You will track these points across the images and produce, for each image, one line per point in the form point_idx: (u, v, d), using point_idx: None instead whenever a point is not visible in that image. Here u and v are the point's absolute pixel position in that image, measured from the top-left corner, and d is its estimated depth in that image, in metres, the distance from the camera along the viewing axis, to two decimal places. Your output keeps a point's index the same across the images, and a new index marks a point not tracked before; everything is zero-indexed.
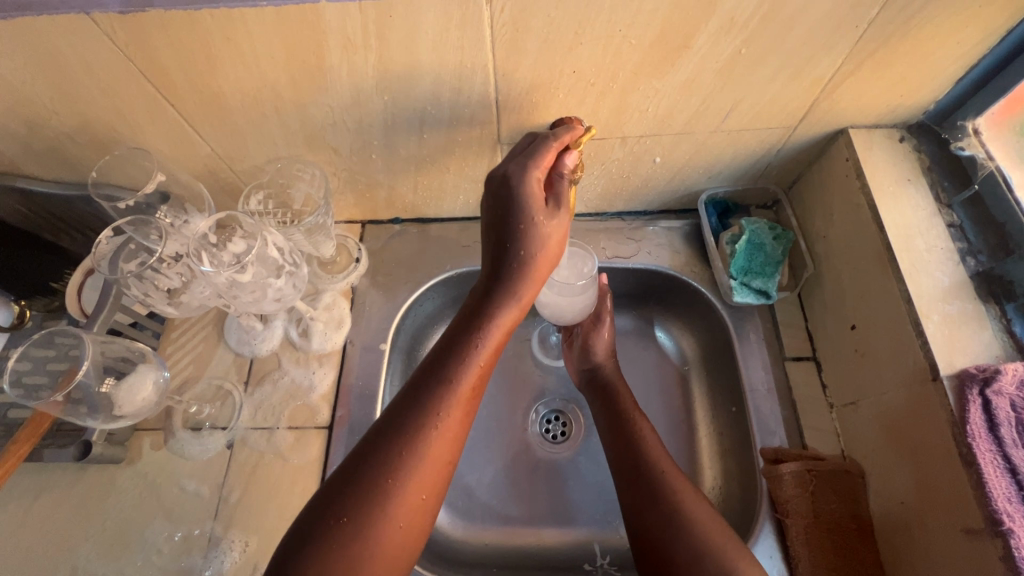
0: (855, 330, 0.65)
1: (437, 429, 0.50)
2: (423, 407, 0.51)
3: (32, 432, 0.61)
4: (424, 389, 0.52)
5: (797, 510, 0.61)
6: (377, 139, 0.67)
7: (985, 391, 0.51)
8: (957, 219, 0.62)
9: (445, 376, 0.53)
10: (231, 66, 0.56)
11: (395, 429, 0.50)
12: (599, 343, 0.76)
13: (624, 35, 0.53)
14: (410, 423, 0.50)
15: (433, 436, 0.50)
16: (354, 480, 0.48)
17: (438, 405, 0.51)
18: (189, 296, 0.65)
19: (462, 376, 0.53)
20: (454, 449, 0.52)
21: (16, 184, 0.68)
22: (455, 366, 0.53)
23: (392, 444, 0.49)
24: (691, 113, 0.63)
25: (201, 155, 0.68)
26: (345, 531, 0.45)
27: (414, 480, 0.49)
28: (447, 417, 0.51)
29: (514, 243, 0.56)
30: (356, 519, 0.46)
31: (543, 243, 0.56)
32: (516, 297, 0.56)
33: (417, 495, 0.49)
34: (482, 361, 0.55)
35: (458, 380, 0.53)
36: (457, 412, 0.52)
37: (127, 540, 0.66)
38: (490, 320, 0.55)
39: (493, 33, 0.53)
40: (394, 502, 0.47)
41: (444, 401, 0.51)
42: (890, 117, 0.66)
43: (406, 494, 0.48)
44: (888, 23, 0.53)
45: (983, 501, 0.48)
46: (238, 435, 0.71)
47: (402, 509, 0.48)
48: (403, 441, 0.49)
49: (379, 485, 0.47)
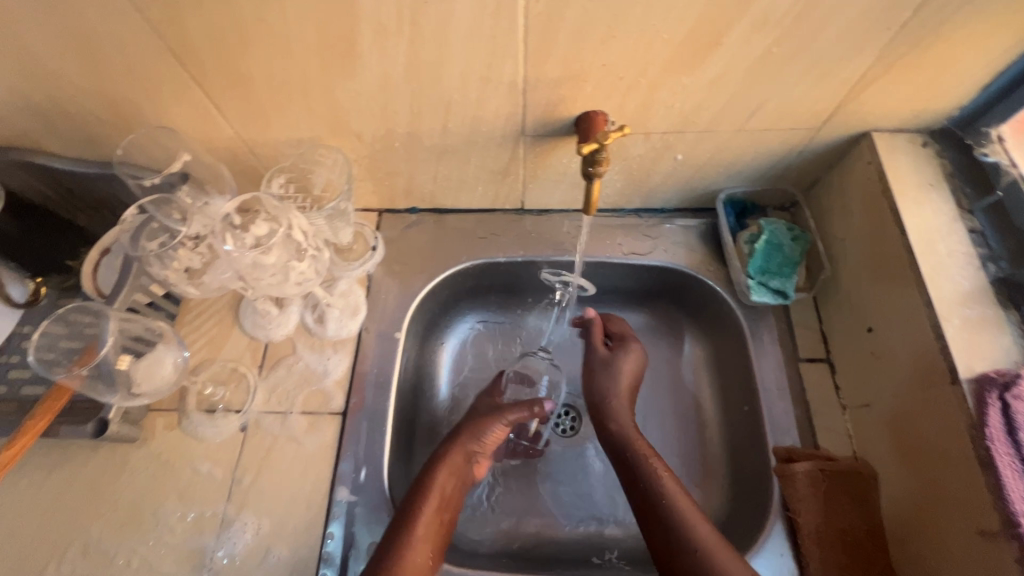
0: (872, 332, 0.66)
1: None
2: (390, 549, 0.59)
3: (48, 407, 0.61)
4: (390, 542, 0.60)
5: (809, 509, 0.62)
6: (401, 127, 0.67)
7: (1005, 396, 0.51)
8: (979, 224, 0.62)
9: (405, 524, 0.61)
10: (263, 49, 0.56)
11: (377, 573, 0.57)
12: (625, 361, 0.75)
13: (657, 30, 0.53)
14: (383, 569, 0.58)
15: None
16: None
17: (405, 548, 0.59)
18: (210, 277, 0.64)
19: (419, 521, 0.61)
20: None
21: (37, 160, 0.67)
22: (411, 510, 0.62)
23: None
24: (718, 111, 0.63)
25: (224, 137, 0.68)
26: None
27: None
28: (411, 559, 0.59)
29: (461, 426, 0.73)
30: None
31: (491, 429, 0.72)
32: (450, 465, 0.68)
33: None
34: (434, 508, 0.63)
35: (418, 524, 0.61)
36: (421, 553, 0.60)
37: (140, 518, 0.66)
38: (433, 482, 0.66)
39: (526, 22, 0.53)
40: None
41: (406, 543, 0.59)
42: (914, 122, 0.66)
43: None
44: (919, 27, 0.53)
45: (1000, 503, 0.49)
46: (251, 418, 0.71)
47: None
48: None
49: None
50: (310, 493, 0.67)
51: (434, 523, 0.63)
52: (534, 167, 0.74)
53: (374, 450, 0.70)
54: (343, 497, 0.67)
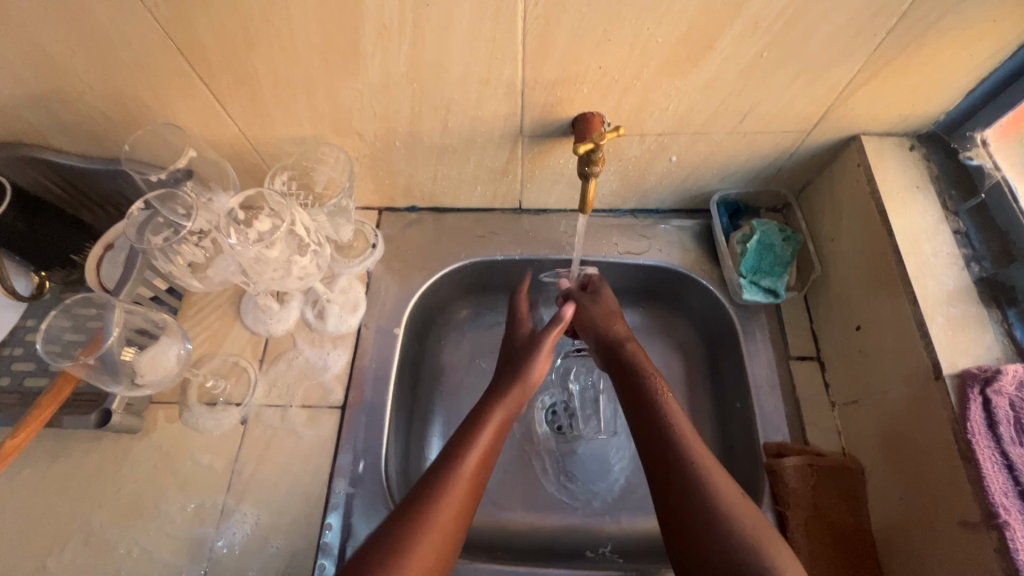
0: (860, 330, 0.67)
1: (444, 502, 0.56)
2: (433, 480, 0.57)
3: (53, 399, 0.62)
4: (435, 469, 0.59)
5: (798, 503, 0.63)
6: (402, 127, 0.68)
7: (986, 390, 0.53)
8: (963, 226, 0.64)
9: (452, 456, 0.60)
10: (268, 48, 0.57)
11: (417, 496, 0.56)
12: (605, 299, 0.78)
13: (651, 33, 0.55)
14: (424, 491, 0.56)
15: (440, 508, 0.55)
16: (374, 544, 0.52)
17: (449, 479, 0.58)
18: (214, 270, 0.67)
19: (468, 454, 0.60)
20: (461, 522, 0.56)
21: (44, 157, 0.69)
22: (463, 441, 0.62)
23: (411, 508, 0.55)
24: (710, 114, 0.65)
25: (228, 135, 0.69)
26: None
27: (427, 543, 0.52)
28: (453, 489, 0.57)
29: (513, 364, 0.74)
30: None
31: (536, 362, 0.73)
32: (509, 398, 0.68)
33: (429, 554, 0.52)
34: (484, 445, 0.62)
35: (466, 455, 0.60)
36: (463, 486, 0.58)
37: (141, 508, 0.67)
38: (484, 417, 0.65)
39: (525, 25, 0.54)
40: (411, 556, 0.51)
41: (450, 476, 0.58)
42: (901, 126, 0.68)
43: (420, 550, 0.52)
44: (905, 33, 0.55)
45: (981, 495, 0.50)
46: (252, 411, 0.72)
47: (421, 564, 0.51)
48: (421, 502, 0.55)
49: (397, 541, 0.52)
50: (309, 485, 0.69)
51: (484, 450, 0.62)
52: (533, 167, 0.75)
53: (373, 442, 0.71)
54: (342, 489, 0.68)
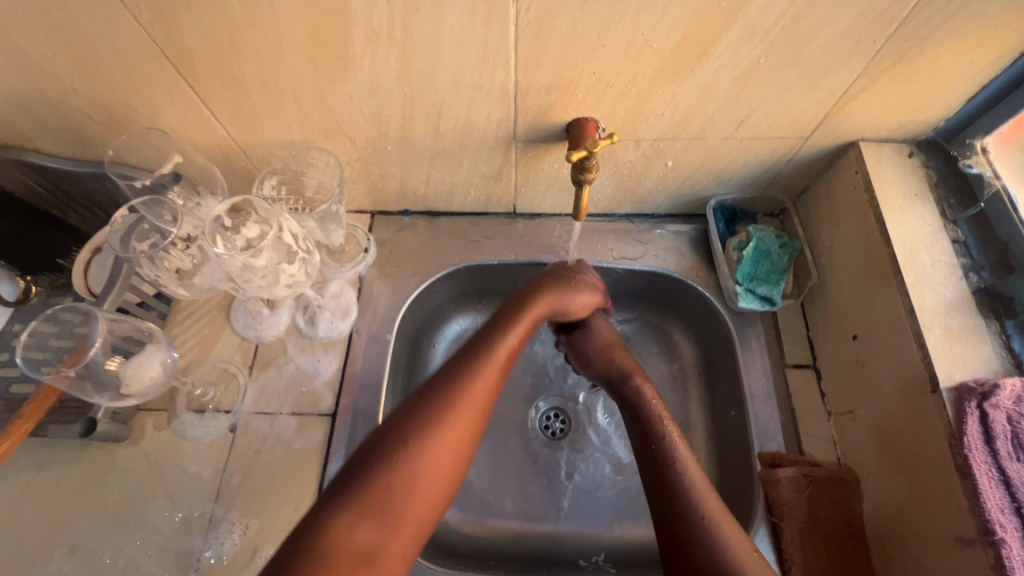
0: (857, 340, 0.66)
1: (478, 382, 0.53)
2: (469, 361, 0.55)
3: (43, 400, 0.61)
4: (469, 354, 0.57)
5: (793, 515, 0.62)
6: (394, 131, 0.67)
7: (983, 404, 0.52)
8: (962, 235, 0.63)
9: (486, 342, 0.58)
10: (255, 51, 0.56)
11: (453, 371, 0.54)
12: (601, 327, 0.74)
13: (646, 39, 0.54)
14: (457, 371, 0.54)
15: (477, 381, 0.53)
16: (407, 408, 0.50)
17: (483, 360, 0.56)
18: (201, 277, 0.66)
19: (502, 343, 0.58)
20: (490, 404, 0.54)
21: (26, 159, 0.67)
22: (496, 333, 0.60)
23: (445, 383, 0.52)
24: (707, 120, 0.64)
25: (216, 138, 0.68)
26: (399, 464, 0.46)
27: (461, 416, 0.50)
28: (488, 368, 0.55)
29: (554, 278, 0.70)
30: (410, 441, 0.47)
31: (575, 293, 0.69)
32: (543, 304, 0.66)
33: (462, 431, 0.50)
34: (517, 336, 0.61)
35: (501, 344, 0.58)
36: (496, 369, 0.56)
37: (128, 518, 0.66)
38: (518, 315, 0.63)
39: (517, 30, 0.53)
40: (444, 424, 0.49)
41: (484, 358, 0.56)
42: (901, 132, 0.67)
43: (452, 420, 0.50)
44: (906, 39, 0.54)
45: (977, 511, 0.50)
46: (241, 418, 0.71)
47: (456, 432, 0.49)
48: (456, 376, 0.53)
49: (431, 408, 0.50)
50: (299, 494, 0.68)
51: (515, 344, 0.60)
52: (527, 171, 0.74)
53: None
54: None
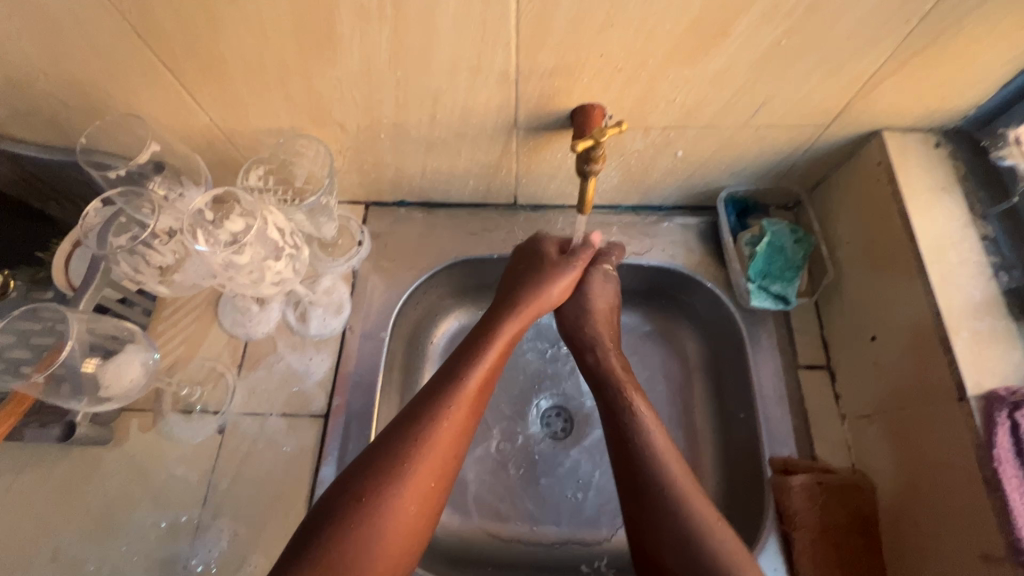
0: (876, 341, 0.63)
1: (441, 428, 0.54)
2: (433, 404, 0.55)
3: (13, 410, 0.57)
4: (434, 395, 0.56)
5: (805, 525, 0.60)
6: (387, 118, 0.63)
7: (1015, 414, 0.49)
8: (992, 231, 0.60)
9: (453, 375, 0.58)
10: (236, 31, 0.52)
11: (411, 420, 0.54)
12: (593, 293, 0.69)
13: (659, 18, 0.50)
14: (419, 419, 0.54)
15: (439, 429, 0.54)
16: (367, 465, 0.52)
17: (448, 401, 0.56)
18: (182, 274, 0.63)
19: (469, 376, 0.58)
20: (458, 443, 0.56)
21: (3, 147, 0.64)
22: (467, 364, 0.59)
23: (405, 436, 0.53)
24: (721, 107, 0.60)
25: (199, 125, 0.64)
26: (359, 530, 0.49)
27: (419, 472, 0.52)
28: (452, 410, 0.55)
29: (527, 275, 0.67)
30: (366, 504, 0.49)
31: (551, 289, 0.65)
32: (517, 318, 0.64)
33: (424, 483, 0.52)
34: (488, 366, 0.60)
35: (467, 379, 0.58)
36: (462, 408, 0.56)
37: (112, 524, 0.63)
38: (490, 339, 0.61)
39: (519, 8, 0.49)
40: (406, 479, 0.51)
41: (450, 398, 0.56)
42: (927, 121, 0.63)
43: (412, 477, 0.51)
44: (940, 20, 0.50)
45: (1006, 528, 0.48)
46: (230, 419, 0.68)
47: (414, 492, 0.51)
48: (416, 427, 0.54)
49: (389, 464, 0.51)
50: (289, 498, 0.65)
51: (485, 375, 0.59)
52: (528, 161, 0.70)
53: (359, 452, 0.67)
54: None
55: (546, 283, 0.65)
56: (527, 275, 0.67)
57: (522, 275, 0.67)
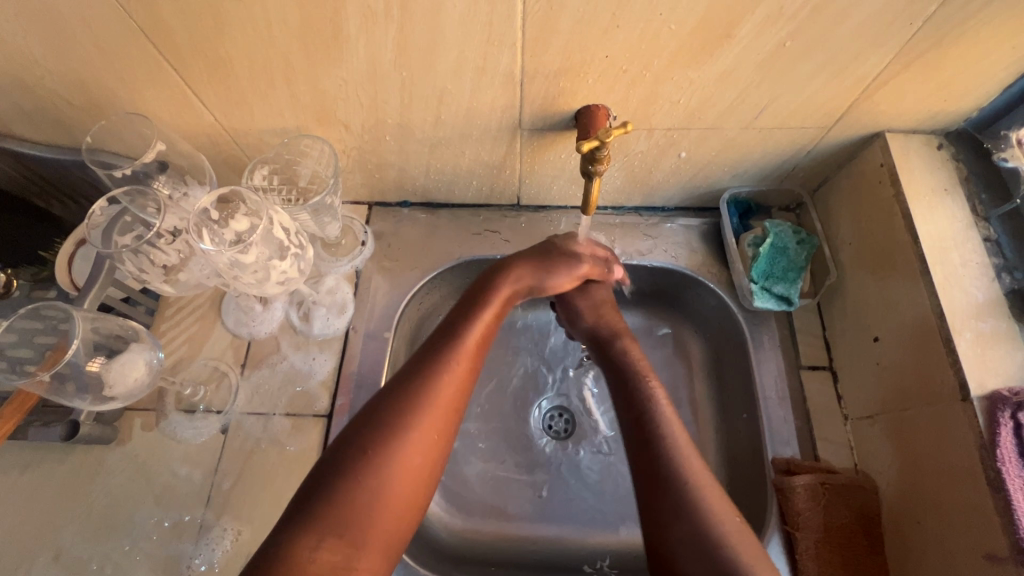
0: (878, 342, 0.63)
1: (443, 381, 0.53)
2: (433, 359, 0.54)
3: (17, 409, 0.58)
4: (434, 351, 0.55)
5: (808, 526, 0.60)
6: (392, 118, 0.63)
7: (1017, 414, 0.50)
8: (994, 233, 0.60)
9: (450, 334, 0.57)
10: (241, 30, 0.52)
11: (413, 375, 0.53)
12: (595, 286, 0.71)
13: (664, 20, 0.50)
14: (418, 373, 0.53)
15: (443, 382, 0.53)
16: (370, 418, 0.50)
17: (450, 355, 0.55)
18: (187, 273, 0.63)
19: (468, 333, 0.57)
20: (462, 396, 0.55)
21: (7, 146, 0.64)
22: (463, 323, 0.58)
23: (406, 388, 0.52)
24: (725, 108, 0.60)
25: (203, 124, 0.64)
26: (362, 482, 0.47)
27: (425, 423, 0.50)
28: (454, 364, 0.54)
29: (544, 251, 0.67)
30: (372, 457, 0.48)
31: (561, 278, 0.66)
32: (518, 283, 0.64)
33: (428, 435, 0.50)
34: (486, 325, 0.59)
35: (466, 337, 0.57)
36: (464, 362, 0.55)
37: (115, 523, 0.63)
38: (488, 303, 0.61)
39: (525, 9, 0.49)
40: (411, 430, 0.50)
41: (451, 353, 0.55)
42: (929, 123, 0.63)
43: (418, 429, 0.50)
44: (944, 22, 0.50)
45: (1010, 528, 0.48)
46: (233, 419, 0.68)
47: (420, 444, 0.50)
48: (418, 381, 0.52)
49: (393, 415, 0.50)
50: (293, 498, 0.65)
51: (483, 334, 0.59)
52: (532, 161, 0.70)
53: None
54: None
55: (565, 267, 0.66)
56: (541, 251, 0.67)
57: (537, 251, 0.67)
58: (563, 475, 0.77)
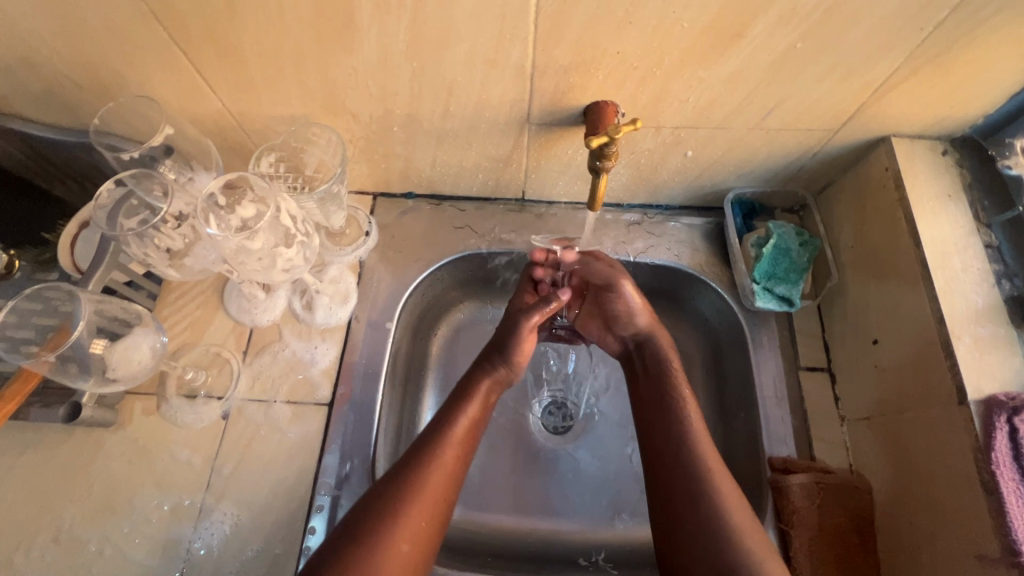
0: (877, 345, 0.64)
1: (434, 470, 0.56)
2: (426, 448, 0.57)
3: (22, 387, 0.58)
4: (426, 439, 0.58)
5: (803, 524, 0.61)
6: (401, 108, 0.63)
7: (1013, 419, 0.50)
8: (996, 240, 0.60)
9: (443, 422, 0.60)
10: (253, 16, 0.52)
11: (408, 463, 0.56)
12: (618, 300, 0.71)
13: (677, 17, 0.50)
14: (415, 460, 0.56)
15: (430, 472, 0.55)
16: (372, 506, 0.53)
17: (435, 446, 0.57)
18: (192, 258, 0.63)
19: (456, 422, 0.60)
20: (449, 489, 0.57)
21: (12, 126, 0.64)
22: (451, 415, 0.60)
23: (405, 475, 0.55)
24: (733, 108, 0.60)
25: (211, 109, 0.64)
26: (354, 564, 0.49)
27: (415, 512, 0.53)
28: (442, 455, 0.57)
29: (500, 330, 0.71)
30: (365, 542, 0.50)
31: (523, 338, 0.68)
32: (495, 373, 0.66)
33: (418, 520, 0.53)
34: (469, 416, 0.61)
35: (453, 425, 0.60)
36: (452, 452, 0.58)
37: (114, 506, 0.63)
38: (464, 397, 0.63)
39: (539, 2, 0.49)
40: (404, 517, 0.52)
41: (442, 441, 0.58)
42: (935, 128, 0.63)
43: (409, 518, 0.52)
44: (954, 28, 0.50)
45: (1002, 530, 0.49)
46: (233, 405, 0.68)
47: (407, 534, 0.52)
48: (412, 467, 0.55)
49: (387, 503, 0.53)
50: (293, 485, 0.65)
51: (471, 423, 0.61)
52: (538, 156, 0.70)
53: (361, 442, 0.68)
54: (327, 491, 0.65)
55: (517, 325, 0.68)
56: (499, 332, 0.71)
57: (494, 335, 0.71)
58: (561, 468, 0.77)
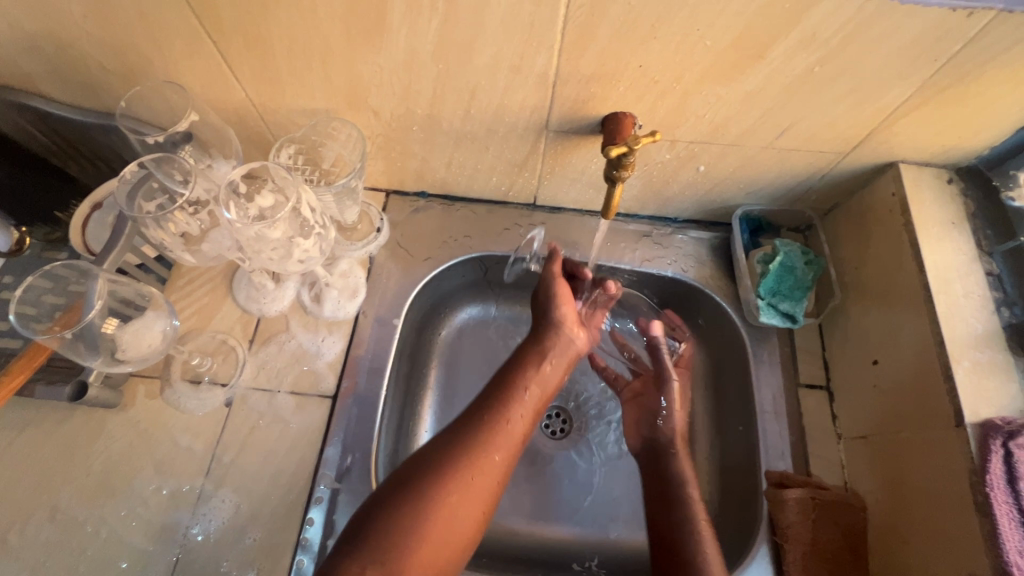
0: (877, 365, 0.65)
1: (493, 434, 0.58)
2: (486, 413, 0.60)
3: (28, 363, 0.58)
4: (484, 408, 0.60)
5: (797, 537, 0.61)
6: (422, 108, 0.64)
7: (1008, 443, 0.51)
8: (996, 268, 0.62)
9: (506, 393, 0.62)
10: (285, 10, 0.53)
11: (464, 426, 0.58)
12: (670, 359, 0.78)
13: (700, 36, 0.51)
14: (472, 424, 0.58)
15: (491, 436, 0.57)
16: (426, 459, 0.55)
17: (499, 411, 0.60)
18: (208, 244, 0.63)
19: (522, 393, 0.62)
20: (509, 459, 0.58)
21: (29, 102, 0.64)
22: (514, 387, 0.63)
23: (459, 436, 0.57)
24: (748, 126, 0.62)
25: (234, 99, 0.65)
26: (405, 509, 0.51)
27: (471, 470, 0.55)
28: (504, 424, 0.59)
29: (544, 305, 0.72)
30: (414, 491, 0.52)
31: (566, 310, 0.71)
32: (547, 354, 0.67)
33: (474, 484, 0.54)
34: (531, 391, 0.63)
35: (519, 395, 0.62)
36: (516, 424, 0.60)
37: (113, 488, 0.63)
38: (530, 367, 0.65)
39: (568, 13, 0.50)
40: (460, 475, 0.54)
41: (503, 409, 0.60)
42: (942, 157, 0.65)
43: (465, 477, 0.54)
44: (966, 62, 0.52)
45: (995, 552, 0.50)
46: (237, 393, 0.69)
47: (462, 490, 0.53)
48: (470, 428, 0.58)
49: (440, 459, 0.55)
50: (293, 476, 0.65)
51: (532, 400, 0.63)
52: (553, 162, 0.71)
53: (362, 436, 0.68)
54: (327, 483, 0.65)
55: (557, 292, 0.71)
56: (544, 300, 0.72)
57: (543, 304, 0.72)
58: (556, 473, 0.78)
